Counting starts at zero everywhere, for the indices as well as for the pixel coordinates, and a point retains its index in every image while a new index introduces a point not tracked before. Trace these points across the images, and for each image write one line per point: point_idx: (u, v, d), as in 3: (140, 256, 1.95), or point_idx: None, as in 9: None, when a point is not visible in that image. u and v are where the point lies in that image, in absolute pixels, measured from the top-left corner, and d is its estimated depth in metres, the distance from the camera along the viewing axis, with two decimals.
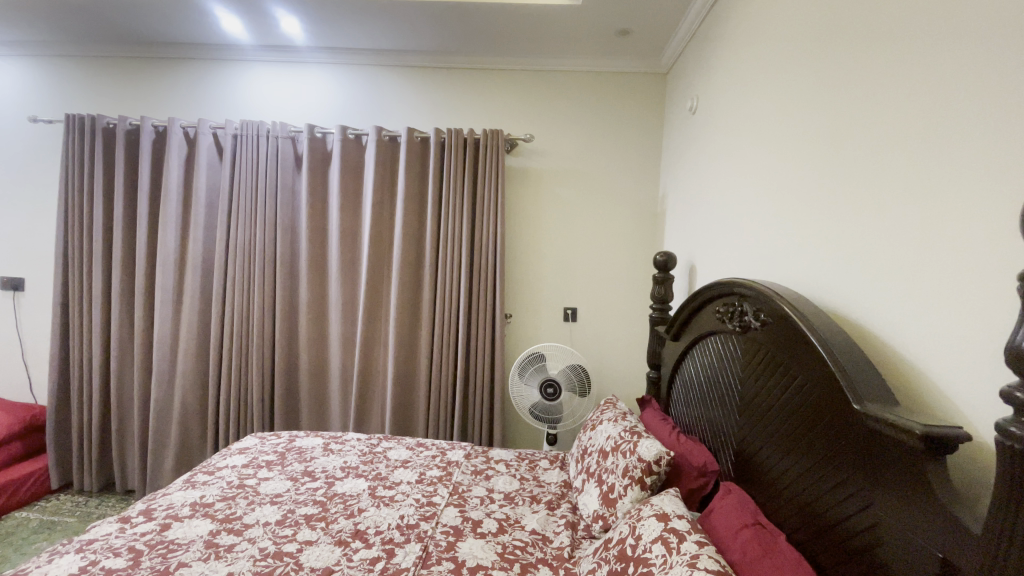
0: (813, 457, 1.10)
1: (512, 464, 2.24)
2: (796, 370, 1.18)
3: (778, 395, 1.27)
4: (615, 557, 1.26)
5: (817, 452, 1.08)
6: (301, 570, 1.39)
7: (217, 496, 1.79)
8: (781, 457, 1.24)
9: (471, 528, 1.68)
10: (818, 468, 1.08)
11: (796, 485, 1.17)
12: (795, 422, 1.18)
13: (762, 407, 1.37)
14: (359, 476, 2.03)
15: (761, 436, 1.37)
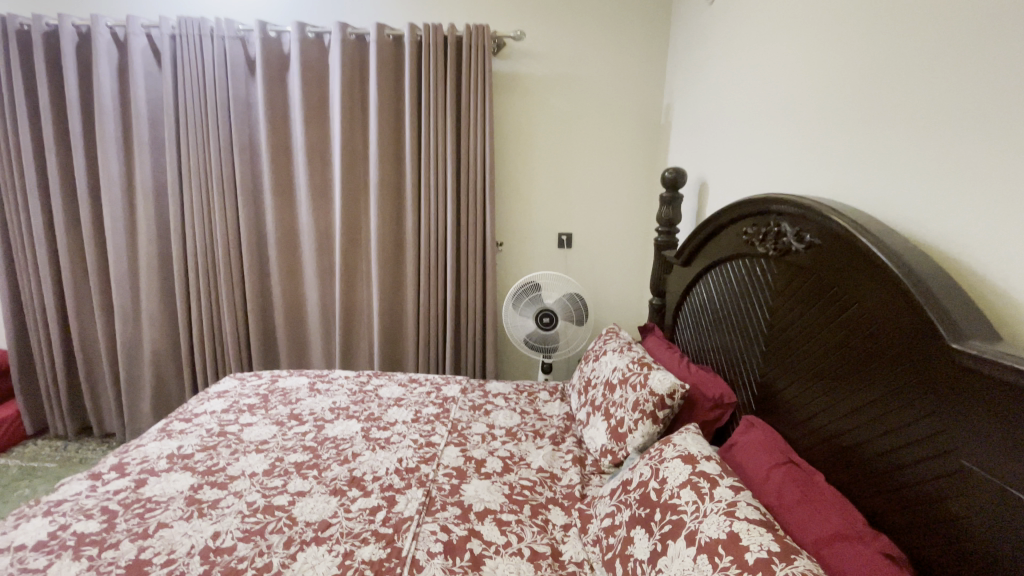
0: (867, 394, 0.99)
1: (511, 398, 2.13)
2: (856, 298, 1.04)
3: (827, 326, 1.13)
4: (637, 501, 1.17)
5: (876, 388, 0.97)
6: (295, 525, 1.27)
7: (197, 447, 1.64)
8: (821, 394, 1.14)
9: (474, 469, 1.58)
10: (877, 409, 0.97)
11: (841, 424, 1.07)
12: (849, 357, 1.05)
13: (798, 338, 1.24)
14: (350, 418, 1.90)
15: (793, 369, 1.25)
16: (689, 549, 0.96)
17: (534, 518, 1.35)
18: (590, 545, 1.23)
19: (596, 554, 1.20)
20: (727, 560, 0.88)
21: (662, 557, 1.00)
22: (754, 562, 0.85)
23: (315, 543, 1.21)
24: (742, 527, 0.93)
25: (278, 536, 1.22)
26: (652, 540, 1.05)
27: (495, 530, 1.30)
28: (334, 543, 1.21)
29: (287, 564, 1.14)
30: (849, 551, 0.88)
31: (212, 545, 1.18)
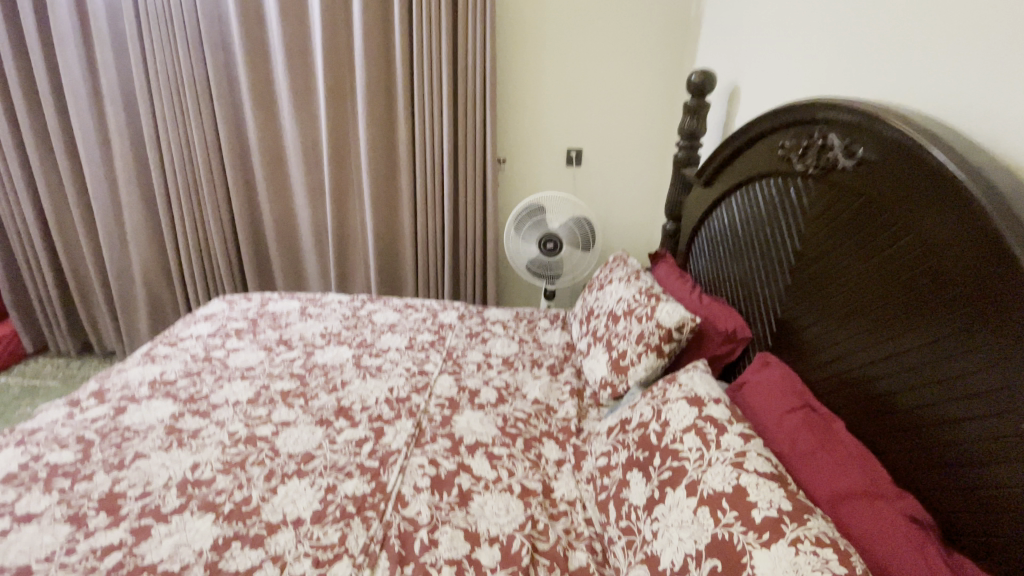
0: (910, 340, 0.86)
1: (510, 326, 2.03)
2: (914, 227, 0.87)
3: (870, 260, 0.98)
4: (635, 443, 1.08)
5: (923, 333, 0.84)
6: (278, 457, 1.22)
7: (180, 373, 1.59)
8: (851, 336, 1.01)
9: (468, 399, 1.50)
10: (918, 358, 0.84)
11: (871, 370, 0.95)
12: (891, 297, 0.91)
13: (831, 273, 1.09)
14: (340, 344, 1.80)
15: (821, 307, 1.12)
16: (689, 500, 0.88)
17: (527, 452, 1.28)
18: (583, 483, 1.17)
19: (589, 493, 1.14)
20: (731, 516, 0.80)
21: (659, 505, 0.92)
22: (761, 521, 0.77)
23: (297, 476, 1.16)
24: (750, 481, 0.84)
25: (259, 469, 1.17)
26: (650, 486, 0.97)
27: (486, 464, 1.23)
28: (317, 477, 1.17)
29: (267, 498, 1.09)
30: (868, 510, 0.80)
31: (190, 477, 1.13)
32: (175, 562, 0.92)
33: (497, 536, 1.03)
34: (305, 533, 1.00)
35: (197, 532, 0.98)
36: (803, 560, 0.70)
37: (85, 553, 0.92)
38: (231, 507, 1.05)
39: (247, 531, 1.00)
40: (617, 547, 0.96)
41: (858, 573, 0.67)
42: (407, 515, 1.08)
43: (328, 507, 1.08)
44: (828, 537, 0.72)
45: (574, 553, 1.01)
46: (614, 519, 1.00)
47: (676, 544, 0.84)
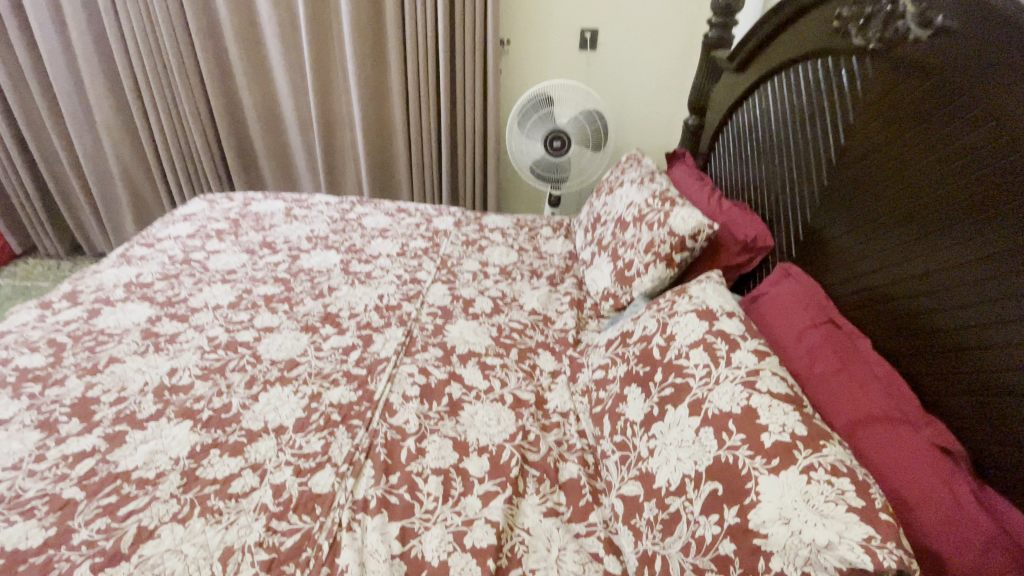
0: (966, 251, 0.74)
1: (510, 234, 1.89)
2: (999, 114, 0.71)
3: (931, 156, 0.82)
4: (635, 357, 0.99)
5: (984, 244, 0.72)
6: (259, 363, 1.15)
7: (157, 277, 1.50)
8: (892, 246, 0.89)
9: (461, 309, 1.41)
10: (977, 273, 0.72)
11: (910, 285, 0.84)
12: (953, 201, 0.77)
13: (879, 174, 0.93)
14: (328, 249, 1.68)
15: (860, 214, 0.98)
16: (691, 419, 0.80)
17: (521, 363, 1.20)
18: (578, 396, 1.10)
19: (584, 405, 1.07)
20: (737, 439, 0.73)
21: (657, 423, 0.85)
22: (772, 446, 0.69)
23: (279, 383, 1.10)
24: (761, 402, 0.75)
25: (239, 376, 1.12)
26: (649, 402, 0.90)
27: (478, 374, 1.16)
28: (301, 385, 1.10)
29: (248, 405, 1.04)
30: (890, 437, 0.72)
31: (167, 383, 1.09)
32: (150, 470, 0.89)
33: (486, 446, 0.97)
34: (286, 441, 0.96)
35: (174, 439, 0.95)
36: (815, 490, 0.63)
37: (57, 460, 0.90)
38: (210, 414, 1.01)
39: (226, 438, 0.96)
40: (609, 460, 0.91)
41: (876, 506, 0.60)
42: (394, 423, 1.01)
43: (311, 415, 1.02)
44: (845, 466, 0.65)
45: (565, 465, 0.96)
46: (608, 433, 0.94)
47: (673, 464, 0.78)
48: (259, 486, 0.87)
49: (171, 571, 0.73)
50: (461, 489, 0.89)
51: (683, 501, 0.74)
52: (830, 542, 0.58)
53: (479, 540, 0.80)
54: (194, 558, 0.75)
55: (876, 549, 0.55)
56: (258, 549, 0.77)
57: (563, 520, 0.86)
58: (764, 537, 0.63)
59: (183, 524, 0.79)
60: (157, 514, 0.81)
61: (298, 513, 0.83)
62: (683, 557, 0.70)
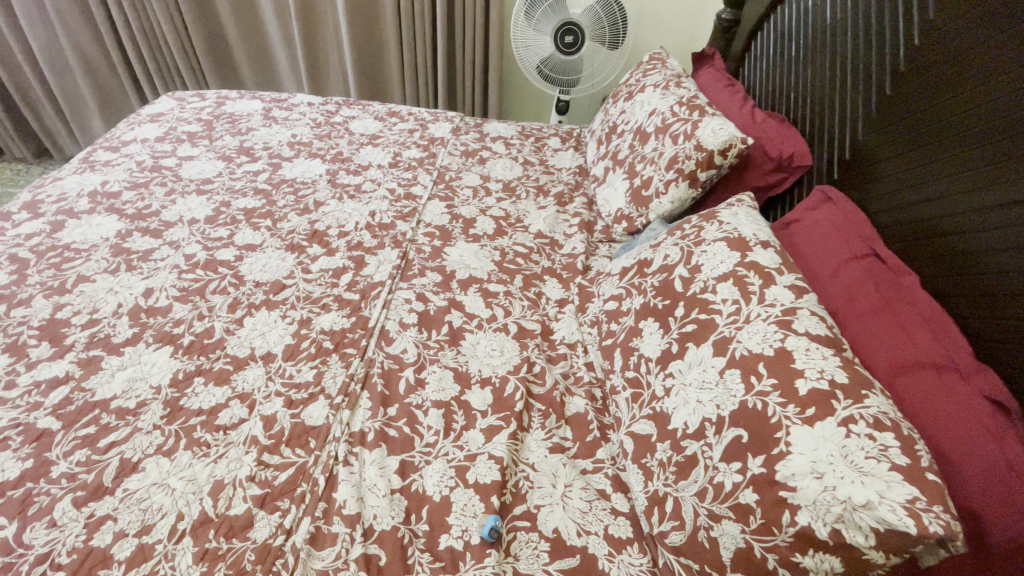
0: None
1: (514, 144, 1.71)
2: None
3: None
4: (654, 288, 0.90)
5: None
6: (242, 285, 1.06)
7: (126, 186, 1.35)
8: (960, 171, 0.77)
9: (461, 230, 1.30)
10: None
11: (978, 217, 0.73)
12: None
13: (958, 82, 0.79)
14: (312, 158, 1.52)
15: (923, 131, 0.84)
16: (715, 359, 0.73)
17: (526, 291, 1.12)
18: (586, 326, 1.03)
19: (592, 336, 1.00)
20: (768, 384, 0.66)
21: (676, 361, 0.79)
22: (807, 394, 0.63)
23: (265, 308, 1.01)
24: (798, 345, 0.68)
25: (221, 299, 1.03)
26: (667, 338, 0.82)
27: (480, 302, 1.08)
28: (289, 309, 1.01)
29: (232, 330, 0.96)
30: (935, 386, 0.65)
31: (143, 305, 1.00)
32: (130, 399, 0.83)
33: (489, 378, 0.92)
34: (276, 370, 0.89)
35: (154, 366, 0.88)
36: (854, 444, 0.57)
37: (29, 386, 0.84)
38: (191, 339, 0.94)
39: (210, 366, 0.89)
40: (620, 396, 0.86)
41: (923, 465, 0.54)
42: (391, 353, 0.95)
43: (301, 343, 0.95)
44: (888, 419, 0.58)
45: (571, 399, 0.90)
46: (619, 368, 0.88)
47: (692, 406, 0.73)
48: (248, 417, 0.81)
49: (158, 506, 0.69)
50: (463, 423, 0.84)
51: (701, 445, 0.69)
52: (869, 501, 0.53)
53: (482, 475, 0.77)
54: (182, 493, 0.71)
55: (920, 511, 0.50)
56: (250, 484, 0.73)
57: (569, 456, 0.82)
58: (791, 490, 0.58)
59: (168, 457, 0.75)
60: (140, 446, 0.76)
61: (291, 447, 0.78)
62: (697, 501, 0.67)
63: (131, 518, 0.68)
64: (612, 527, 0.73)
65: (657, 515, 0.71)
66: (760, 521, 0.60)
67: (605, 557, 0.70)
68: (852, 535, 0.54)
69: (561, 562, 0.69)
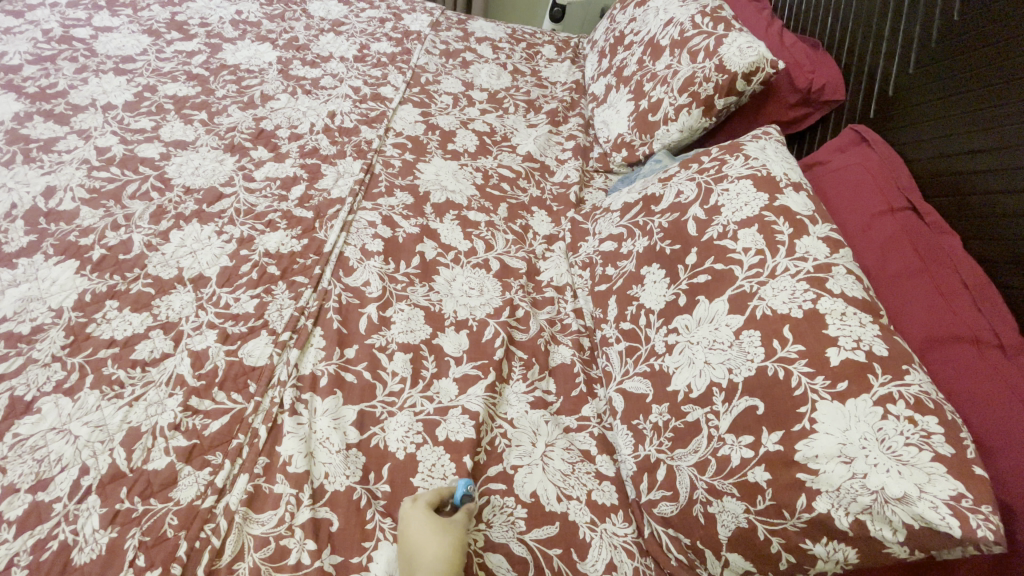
0: None
1: (502, 49, 1.48)
2: None
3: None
4: (661, 229, 0.78)
5: None
6: (170, 191, 0.87)
7: (24, 57, 1.08)
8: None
9: (438, 144, 1.11)
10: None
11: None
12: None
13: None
14: (261, 41, 1.26)
15: (990, 66, 0.71)
16: (731, 317, 0.63)
17: (510, 223, 0.98)
18: (577, 268, 0.91)
19: (583, 280, 0.89)
20: (793, 350, 0.57)
21: (682, 315, 0.69)
22: (839, 365, 0.54)
23: (197, 221, 0.84)
24: (832, 308, 0.58)
25: (142, 206, 0.84)
26: (674, 289, 0.72)
27: (458, 232, 0.93)
28: (226, 224, 0.84)
29: (156, 245, 0.79)
30: (974, 364, 0.58)
31: (42, 207, 0.81)
32: (23, 323, 0.67)
33: (465, 321, 0.80)
34: (209, 297, 0.74)
35: (53, 285, 0.72)
36: (891, 427, 0.49)
37: None
38: (103, 254, 0.77)
39: (127, 288, 0.73)
40: (612, 349, 0.76)
41: (969, 457, 0.47)
42: (351, 284, 0.81)
43: (241, 266, 0.79)
44: (931, 400, 0.51)
45: (556, 348, 0.80)
46: (613, 318, 0.78)
47: (698, 367, 0.63)
48: (174, 352, 0.68)
49: (57, 457, 0.57)
50: (434, 370, 0.73)
51: (706, 413, 0.61)
52: (906, 495, 0.46)
53: (454, 432, 0.67)
54: (88, 442, 0.58)
55: (966, 511, 0.44)
56: (175, 434, 0.60)
57: (552, 413, 0.73)
58: (812, 474, 0.51)
59: (71, 396, 0.61)
60: (34, 383, 0.62)
61: (225, 390, 0.65)
62: (696, 474, 0.59)
63: (23, 471, 0.55)
64: (595, 493, 0.65)
65: (646, 483, 0.64)
66: (769, 502, 0.53)
67: (586, 525, 0.63)
68: (878, 529, 0.47)
69: (538, 530, 0.62)
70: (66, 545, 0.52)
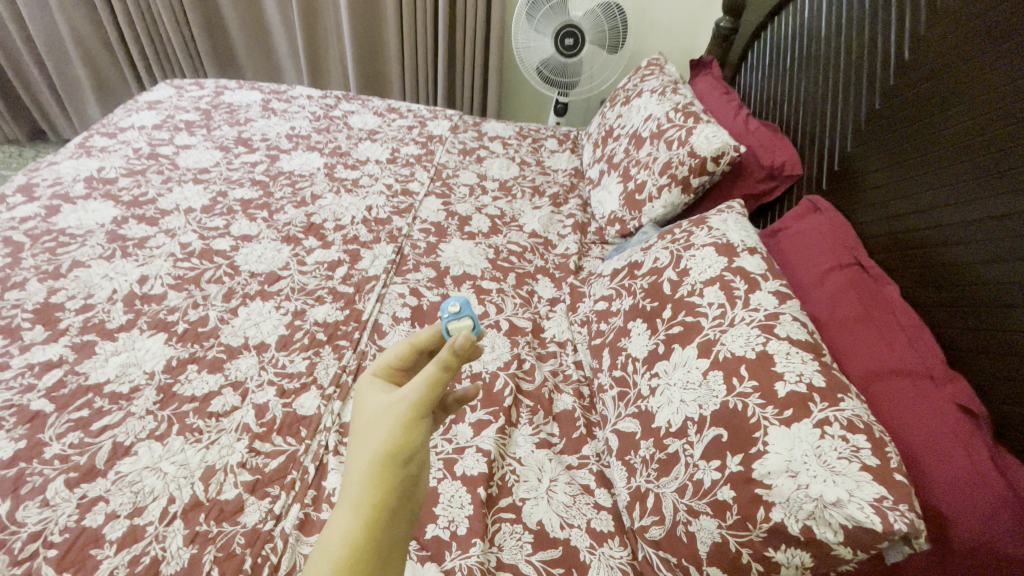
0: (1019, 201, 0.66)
1: (511, 145, 1.73)
2: None
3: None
4: (643, 290, 0.92)
5: None
6: (238, 275, 1.07)
7: (123, 173, 1.35)
8: (951, 181, 0.77)
9: (456, 227, 1.31)
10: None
11: (965, 228, 0.74)
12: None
13: (951, 97, 0.79)
14: (310, 151, 1.53)
15: (915, 143, 0.85)
16: (700, 360, 0.75)
17: (518, 290, 1.13)
18: (577, 326, 1.05)
19: (582, 336, 1.03)
20: (749, 385, 0.68)
21: (662, 361, 0.81)
22: (785, 396, 0.65)
23: (260, 298, 1.02)
24: (779, 349, 0.70)
25: (216, 288, 1.04)
26: (654, 339, 0.84)
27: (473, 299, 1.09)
28: (283, 301, 1.02)
29: (226, 319, 0.97)
30: (910, 393, 0.68)
31: (138, 292, 1.01)
32: (124, 384, 0.83)
33: (479, 374, 0.93)
34: (269, 359, 0.91)
35: (147, 352, 0.89)
36: (827, 445, 0.60)
37: (22, 368, 0.84)
38: (186, 327, 0.95)
39: (204, 354, 0.90)
40: (606, 395, 0.88)
41: (891, 466, 0.57)
42: (384, 346, 0.97)
43: (295, 333, 0.96)
44: (862, 421, 0.61)
45: (559, 396, 0.92)
46: (607, 368, 0.90)
47: (675, 405, 0.75)
48: (241, 406, 0.82)
49: (150, 489, 0.70)
50: (453, 417, 0.86)
51: (682, 444, 0.71)
52: (839, 499, 0.56)
53: (470, 467, 0.78)
54: (174, 477, 0.72)
55: (886, 509, 0.54)
56: (241, 471, 0.74)
57: (555, 452, 0.84)
58: (767, 488, 0.61)
59: (161, 441, 0.76)
60: (132, 431, 0.77)
61: (282, 435, 0.79)
62: (677, 497, 0.69)
63: (123, 501, 0.68)
64: (594, 521, 0.75)
65: (638, 510, 0.73)
66: (736, 517, 0.62)
67: (586, 549, 0.71)
68: (823, 531, 0.57)
69: (543, 553, 0.71)
70: (156, 559, 0.64)
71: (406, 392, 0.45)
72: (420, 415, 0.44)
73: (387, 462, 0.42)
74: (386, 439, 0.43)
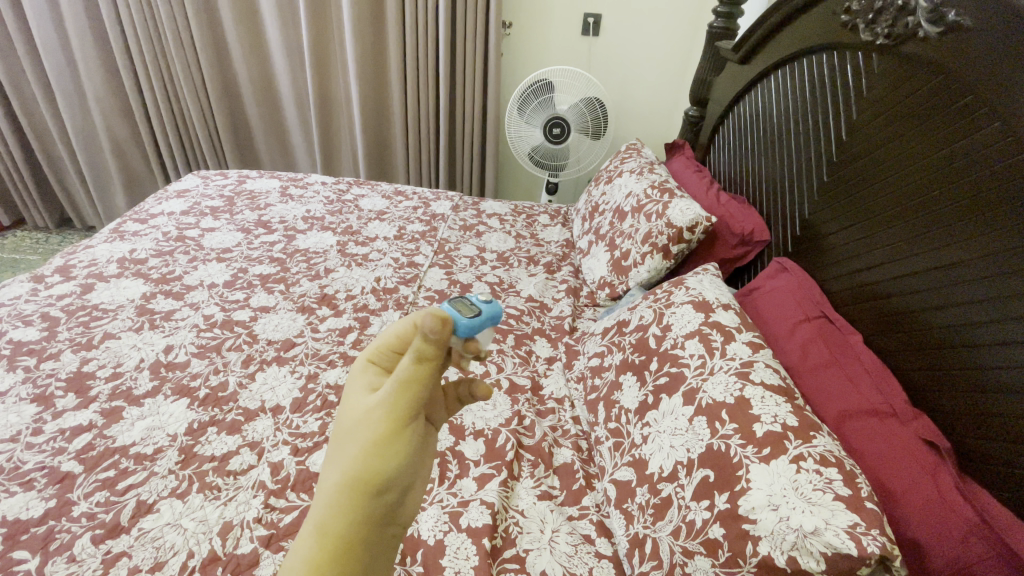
0: (949, 256, 0.76)
1: (508, 220, 1.88)
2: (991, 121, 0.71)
3: (944, 147, 0.78)
4: (632, 346, 1.00)
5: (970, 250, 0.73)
6: (256, 343, 1.15)
7: (152, 254, 1.48)
8: (892, 240, 0.87)
9: (458, 294, 1.41)
10: (993, 267, 0.69)
11: (908, 280, 0.83)
12: (967, 194, 0.74)
13: (883, 169, 0.91)
14: (324, 231, 1.67)
15: (860, 208, 0.96)
16: (685, 408, 0.82)
17: (517, 349, 1.21)
18: (573, 382, 1.12)
19: (578, 392, 1.09)
20: (729, 428, 0.75)
21: (652, 411, 0.87)
22: (763, 435, 0.71)
23: (276, 364, 1.10)
24: (754, 393, 0.77)
25: (236, 355, 1.12)
26: (643, 391, 0.91)
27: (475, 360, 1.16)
28: (297, 365, 1.10)
29: (245, 384, 1.04)
30: (878, 430, 0.75)
31: (163, 360, 1.09)
32: (148, 445, 0.89)
33: (482, 430, 0.99)
34: (284, 421, 0.96)
35: (171, 416, 0.95)
36: (804, 479, 0.65)
37: (54, 433, 0.90)
38: (206, 392, 1.01)
39: (223, 417, 0.96)
40: (603, 446, 0.93)
41: (862, 495, 0.62)
42: None
43: (308, 396, 1.02)
44: (833, 456, 0.67)
45: (559, 450, 0.97)
46: (602, 420, 0.96)
47: (666, 451, 0.80)
48: (257, 464, 0.87)
49: (171, 545, 0.74)
50: (457, 471, 0.90)
51: (675, 487, 0.76)
52: (817, 528, 0.61)
53: (474, 519, 0.82)
54: (193, 532, 0.75)
55: (860, 535, 0.58)
56: (257, 526, 0.78)
57: (556, 504, 0.87)
58: (753, 523, 0.65)
59: (182, 498, 0.80)
60: (155, 489, 0.81)
61: (297, 491, 0.83)
62: (673, 540, 0.72)
63: (145, 555, 0.72)
64: (596, 569, 0.77)
65: (638, 557, 0.76)
66: (728, 554, 0.66)
67: None
68: (806, 561, 0.61)
69: None
70: None
71: (381, 402, 0.49)
72: (394, 427, 0.48)
73: (359, 478, 0.47)
74: (359, 452, 0.48)
